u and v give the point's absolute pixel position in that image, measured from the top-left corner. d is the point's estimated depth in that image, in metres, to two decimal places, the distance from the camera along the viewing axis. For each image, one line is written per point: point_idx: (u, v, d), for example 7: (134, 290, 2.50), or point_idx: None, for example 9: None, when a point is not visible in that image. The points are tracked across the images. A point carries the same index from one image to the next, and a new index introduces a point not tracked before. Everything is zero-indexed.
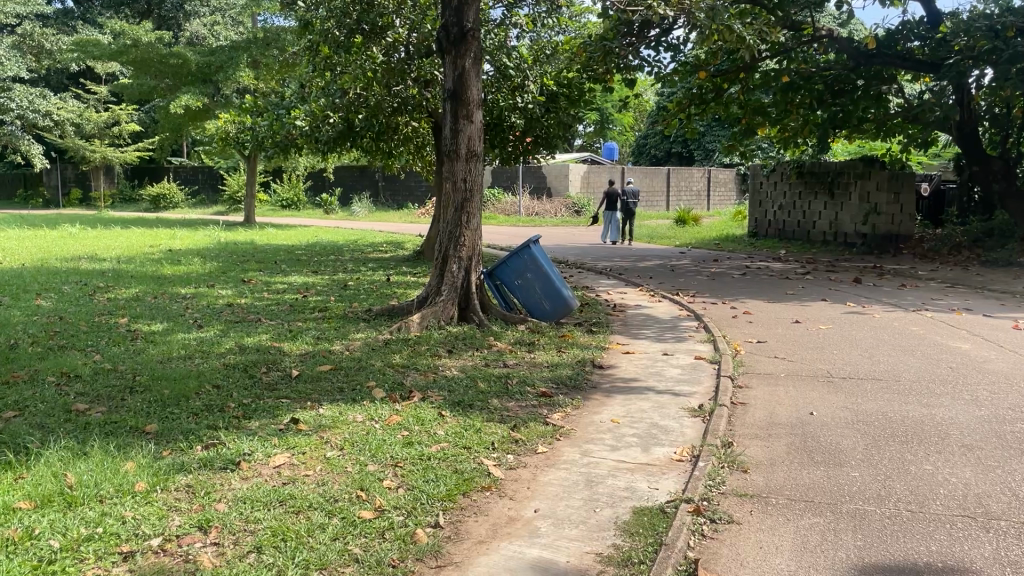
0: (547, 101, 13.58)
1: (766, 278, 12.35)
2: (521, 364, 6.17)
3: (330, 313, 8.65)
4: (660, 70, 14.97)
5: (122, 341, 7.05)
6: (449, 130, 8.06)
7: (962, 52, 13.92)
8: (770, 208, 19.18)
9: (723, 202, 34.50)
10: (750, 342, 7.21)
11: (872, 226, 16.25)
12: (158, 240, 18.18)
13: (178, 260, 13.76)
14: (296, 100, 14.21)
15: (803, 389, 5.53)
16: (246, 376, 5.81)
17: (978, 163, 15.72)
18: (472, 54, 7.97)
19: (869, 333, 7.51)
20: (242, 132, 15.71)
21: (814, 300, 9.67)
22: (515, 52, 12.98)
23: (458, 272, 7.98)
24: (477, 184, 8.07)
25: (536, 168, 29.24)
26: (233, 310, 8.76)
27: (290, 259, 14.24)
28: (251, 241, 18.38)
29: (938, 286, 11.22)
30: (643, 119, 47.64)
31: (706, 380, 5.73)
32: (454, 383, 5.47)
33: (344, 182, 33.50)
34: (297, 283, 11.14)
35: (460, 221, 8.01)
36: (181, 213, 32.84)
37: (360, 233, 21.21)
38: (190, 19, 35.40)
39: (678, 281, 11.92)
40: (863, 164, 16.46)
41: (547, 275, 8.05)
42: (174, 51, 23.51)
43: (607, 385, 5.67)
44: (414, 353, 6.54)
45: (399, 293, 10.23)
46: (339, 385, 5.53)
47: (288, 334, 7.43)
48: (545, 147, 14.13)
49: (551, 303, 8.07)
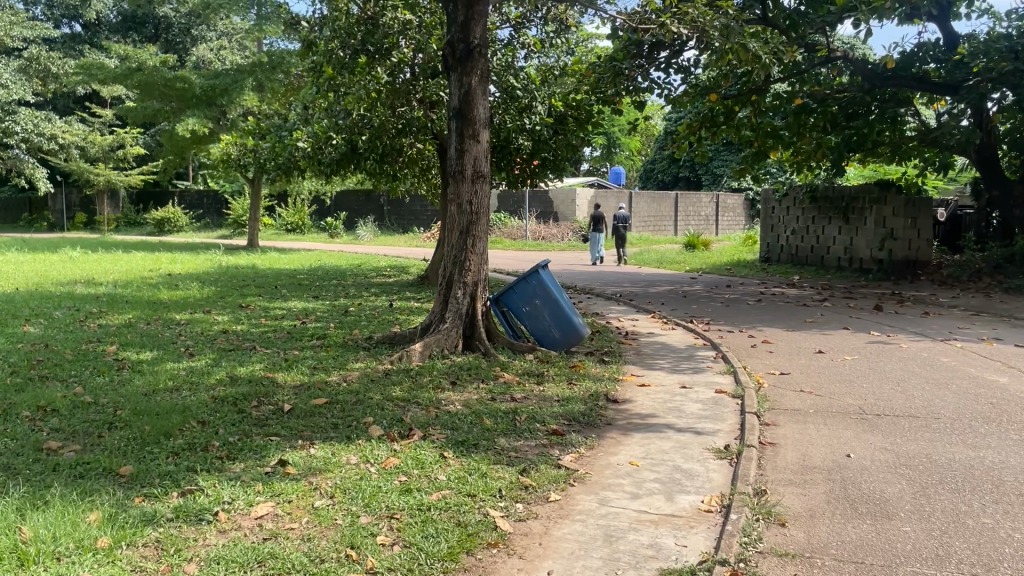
0: (555, 123, 13.12)
1: (783, 305, 11.91)
2: (529, 398, 5.75)
3: (329, 340, 8.26)
4: (670, 92, 14.67)
5: (106, 371, 6.66)
6: (454, 150, 7.70)
7: (982, 74, 13.57)
8: (782, 233, 18.81)
9: (730, 228, 34.17)
10: (773, 374, 6.81)
11: (888, 251, 15.85)
12: (158, 264, 17.83)
13: (176, 285, 13.40)
14: (299, 122, 13.95)
15: (836, 428, 5.13)
16: (235, 411, 5.42)
17: (997, 188, 15.40)
18: (479, 71, 7.63)
19: (898, 365, 7.09)
20: (245, 155, 15.44)
21: (835, 329, 9.26)
22: (523, 73, 12.66)
23: (463, 297, 7.60)
24: (483, 206, 7.70)
25: (542, 192, 28.96)
26: (227, 338, 8.39)
27: (291, 284, 13.89)
28: (253, 265, 18.04)
29: (962, 314, 10.80)
30: (650, 144, 47.53)
31: (729, 417, 5.31)
32: (458, 419, 5.07)
33: (349, 207, 33.30)
34: (297, 309, 10.74)
35: (466, 245, 7.64)
36: (185, 237, 32.63)
37: (365, 257, 20.92)
38: (196, 44, 35.41)
39: (691, 308, 11.52)
40: (878, 188, 16.10)
41: (557, 302, 7.63)
42: (179, 75, 23.36)
43: (622, 421, 5.26)
44: (416, 385, 6.15)
45: (402, 319, 9.84)
46: (333, 421, 5.13)
47: (283, 363, 7.04)
48: (552, 169, 13.76)
49: (560, 331, 7.67)
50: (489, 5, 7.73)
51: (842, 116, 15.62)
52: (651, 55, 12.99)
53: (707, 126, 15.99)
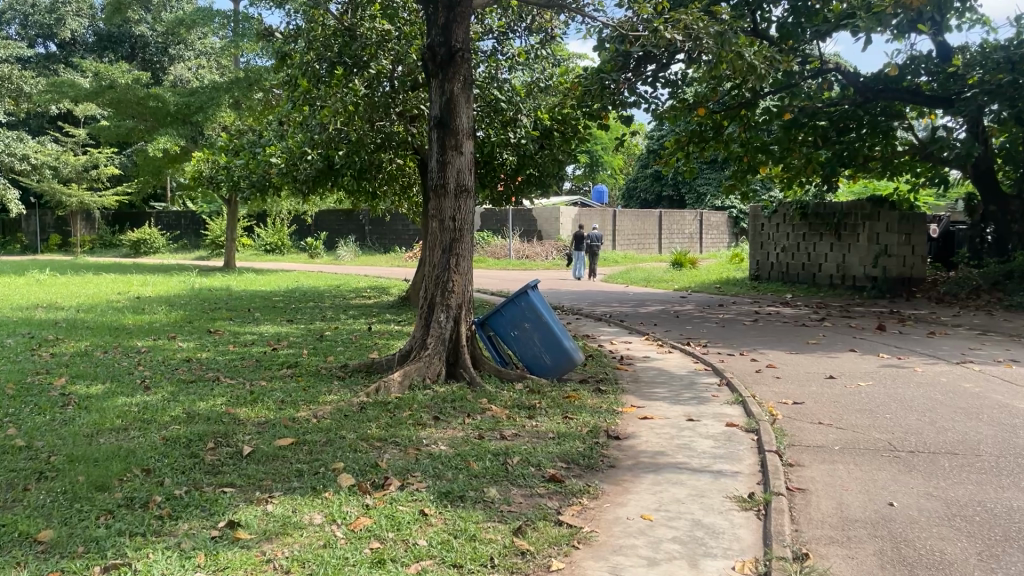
0: (541, 137, 12.44)
1: (782, 326, 11.35)
2: (522, 436, 5.14)
3: (301, 369, 7.59)
4: (657, 107, 14.23)
5: (48, 408, 5.96)
6: (435, 162, 7.11)
7: (977, 85, 13.19)
8: (773, 250, 18.32)
9: (716, 246, 33.77)
10: (785, 403, 6.22)
11: (883, 268, 15.41)
12: (128, 287, 17.08)
13: (142, 309, 12.66)
14: (274, 137, 13.36)
15: (869, 469, 4.55)
16: (187, 456, 4.75)
17: (995, 204, 15.01)
18: (461, 77, 7.07)
19: (919, 393, 6.54)
20: (217, 172, 14.79)
21: (842, 351, 8.71)
22: (506, 85, 12.17)
23: (446, 321, 7.00)
24: (467, 223, 7.14)
25: (525, 211, 28.45)
26: (189, 367, 7.70)
27: (265, 307, 13.21)
28: (227, 287, 17.33)
29: (968, 334, 10.32)
30: (633, 162, 47.36)
31: (746, 457, 4.72)
32: (442, 464, 4.44)
33: (329, 227, 32.69)
34: (268, 334, 10.05)
35: (449, 265, 7.06)
36: (160, 259, 31.81)
37: (344, 277, 20.27)
38: (173, 62, 34.83)
39: (685, 330, 10.94)
40: (872, 204, 15.66)
41: (548, 325, 7.00)
42: (152, 93, 22.72)
43: (628, 462, 4.65)
44: (393, 422, 5.50)
45: (381, 344, 9.21)
46: (298, 467, 4.48)
47: (247, 397, 6.38)
48: (538, 186, 13.19)
49: (552, 358, 7.06)
50: (470, 8, 7.18)
51: (834, 130, 15.14)
52: (639, 68, 12.56)
53: (696, 141, 15.51)
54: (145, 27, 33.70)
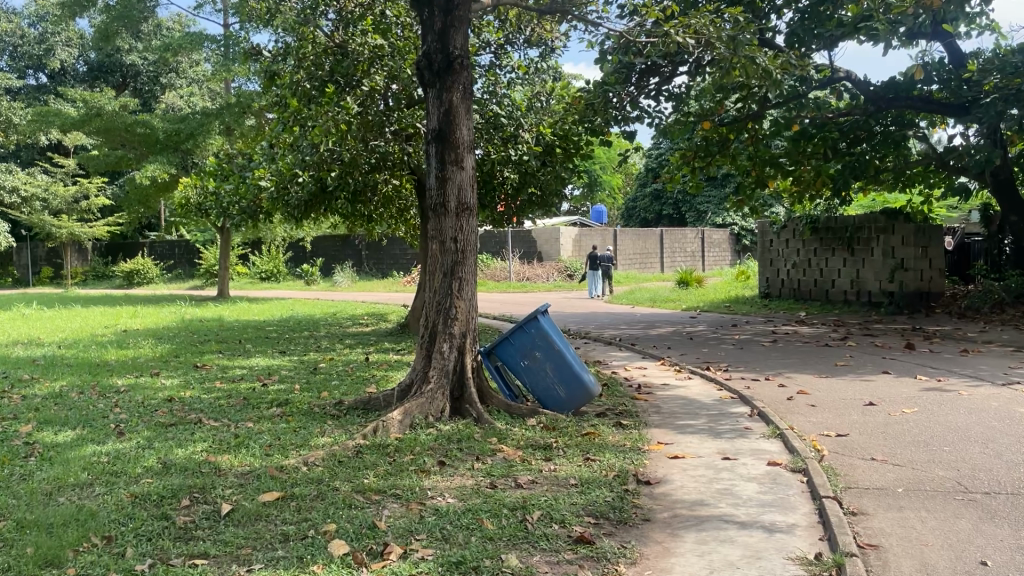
0: (543, 153, 11.89)
1: (802, 346, 10.74)
2: (540, 484, 4.53)
3: (291, 407, 6.96)
4: (662, 121, 13.70)
5: (6, 461, 5.32)
6: (433, 179, 6.54)
7: (995, 92, 12.52)
8: (783, 267, 17.73)
9: (719, 263, 33.22)
10: (828, 435, 5.60)
11: (901, 283, 14.84)
12: (115, 320, 16.43)
13: (126, 344, 12.05)
14: (263, 161, 12.83)
15: (944, 515, 3.96)
16: (156, 517, 4.13)
17: (1015, 212, 14.43)
18: (460, 85, 6.51)
19: (973, 420, 5.92)
20: (206, 198, 14.23)
21: (875, 374, 8.10)
22: (506, 98, 11.64)
23: (449, 352, 6.41)
24: (470, 244, 6.56)
25: (525, 233, 27.89)
26: (170, 408, 7.07)
27: (258, 338, 12.59)
28: (220, 317, 16.71)
29: (1003, 351, 9.71)
30: (631, 182, 47.01)
31: (800, 505, 4.10)
32: (450, 523, 3.82)
33: (325, 253, 32.15)
34: (259, 368, 9.42)
35: (451, 290, 6.49)
36: (153, 289, 31.22)
37: (340, 305, 19.66)
38: (165, 91, 34.50)
39: (702, 353, 10.33)
40: (886, 217, 15.09)
41: (562, 355, 6.38)
42: (140, 119, 22.26)
43: (665, 515, 4.03)
44: (393, 469, 4.88)
45: (379, 376, 8.59)
46: (284, 529, 3.87)
47: (231, 443, 5.75)
48: (540, 206, 12.59)
49: (567, 390, 6.43)
50: (468, 12, 6.63)
51: (843, 141, 14.59)
52: (641, 82, 12.09)
53: (701, 155, 14.76)
54: (137, 57, 33.42)
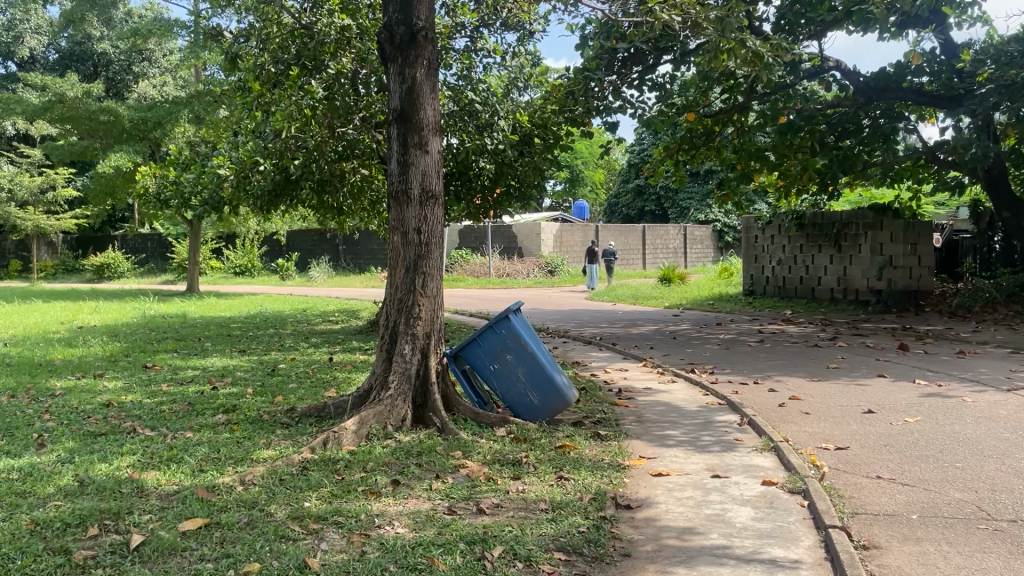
0: (520, 143, 11.24)
1: (790, 347, 10.22)
2: (506, 509, 3.97)
3: (240, 414, 6.35)
4: (645, 113, 13.14)
5: None
6: (395, 164, 5.94)
7: (990, 82, 11.95)
8: (768, 264, 17.22)
9: (701, 260, 32.80)
10: (827, 449, 5.07)
11: (888, 281, 14.40)
12: (74, 316, 15.68)
13: (75, 341, 11.34)
14: (226, 149, 12.16)
15: (970, 548, 3.43)
16: (52, 552, 3.52)
17: (1008, 209, 13.75)
18: (425, 61, 5.90)
19: (983, 431, 5.41)
20: (166, 189, 13.51)
21: (870, 377, 7.59)
22: (482, 84, 11.07)
23: (411, 354, 5.83)
24: (435, 236, 5.98)
25: (505, 227, 27.31)
26: (105, 415, 6.42)
27: (218, 336, 11.92)
28: (184, 313, 15.99)
29: (1001, 353, 9.22)
30: (612, 179, 46.56)
31: (804, 536, 3.56)
32: (395, 562, 3.26)
33: (301, 247, 31.43)
34: (213, 369, 8.78)
35: (414, 285, 5.91)
36: (123, 284, 30.36)
37: (311, 300, 18.99)
38: (138, 80, 33.55)
39: (686, 353, 9.81)
40: (874, 213, 14.61)
41: (534, 358, 5.79)
42: (105, 107, 21.47)
43: (649, 548, 3.48)
44: (339, 491, 4.29)
45: (342, 379, 7.98)
46: (198, 569, 3.28)
47: (163, 457, 5.13)
48: (518, 199, 11.92)
49: (540, 396, 5.86)
50: None
51: (831, 135, 13.95)
52: (623, 70, 11.47)
53: (685, 147, 14.20)
54: (108, 45, 32.45)
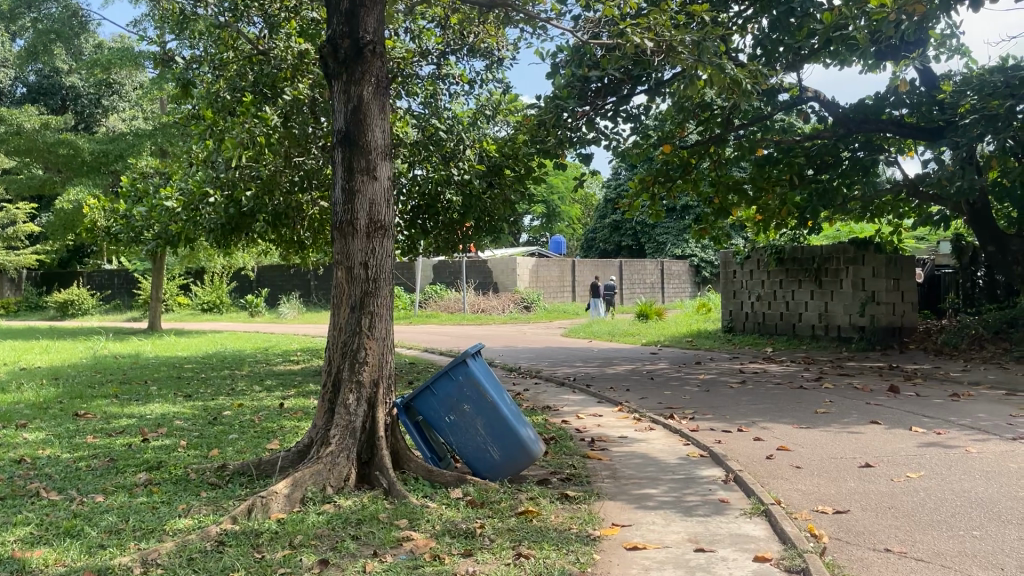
0: (488, 175, 10.41)
1: (774, 388, 9.64)
2: None
3: (166, 473, 5.62)
4: (621, 145, 12.65)
5: None
6: (339, 191, 5.33)
7: (972, 114, 11.58)
8: (746, 300, 16.74)
9: (678, 296, 32.44)
10: (824, 512, 4.46)
11: (872, 317, 13.92)
12: (20, 356, 14.80)
13: (9, 385, 10.51)
14: (178, 180, 11.51)
15: None
16: None
17: (994, 244, 13.37)
18: (373, 78, 5.34)
19: (994, 488, 4.83)
20: (116, 222, 12.80)
21: (863, 424, 7.02)
22: (448, 112, 10.56)
23: (356, 406, 5.18)
24: (384, 271, 5.36)
25: (480, 262, 26.81)
26: (11, 475, 5.67)
27: (167, 378, 11.13)
28: (139, 353, 15.17)
29: (997, 395, 8.70)
30: (589, 214, 46.36)
31: None
32: None
33: (272, 283, 30.67)
34: (152, 417, 8.02)
35: (360, 327, 5.28)
36: (85, 321, 29.38)
37: (275, 338, 18.20)
38: (107, 114, 32.96)
39: (664, 396, 9.20)
40: (855, 247, 14.20)
41: (493, 405, 5.13)
42: (63, 139, 20.83)
43: None
44: None
45: (290, 428, 7.27)
46: None
47: (60, 530, 4.40)
48: (489, 235, 11.07)
49: (501, 450, 5.18)
50: None
51: (810, 168, 13.38)
52: (596, 100, 11.06)
53: (662, 180, 13.71)
54: (76, 78, 31.79)
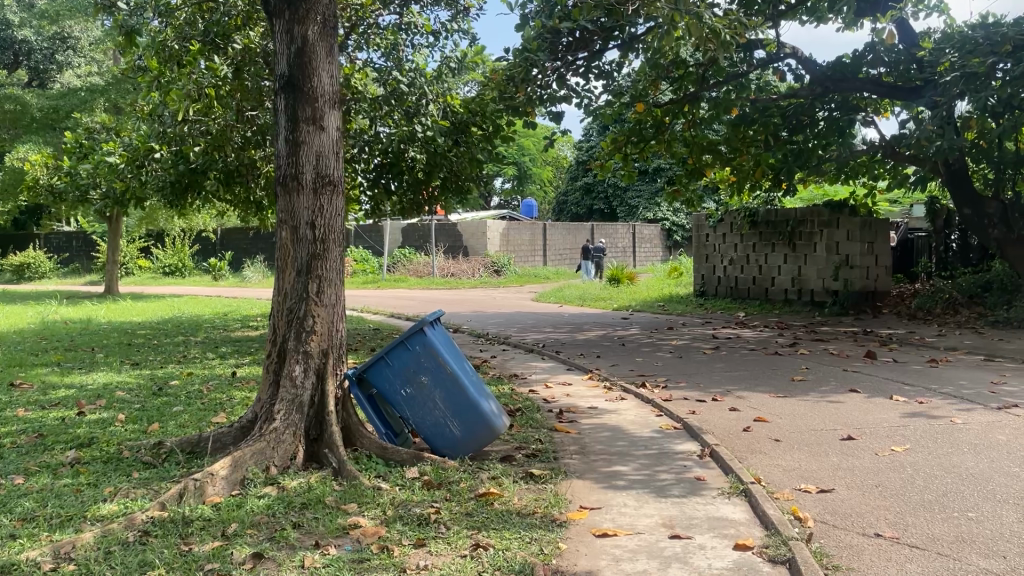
0: (455, 130, 10.06)
1: (748, 354, 9.35)
2: None
3: (98, 450, 5.15)
4: (592, 103, 12.08)
5: None
6: (283, 143, 4.85)
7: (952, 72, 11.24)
8: (719, 263, 16.46)
9: (650, 259, 32.22)
10: (809, 492, 4.14)
11: (845, 281, 13.72)
12: None
13: None
14: (125, 136, 10.84)
15: None
16: None
17: (969, 206, 12.85)
18: (318, 16, 4.84)
19: (985, 463, 4.54)
20: (60, 180, 12.09)
21: (842, 393, 6.73)
22: (411, 64, 10.01)
23: (302, 378, 4.76)
24: (333, 231, 4.91)
25: (449, 225, 26.28)
26: None
27: (116, 345, 10.58)
28: (91, 318, 14.55)
29: (975, 361, 8.49)
30: (561, 177, 45.84)
31: None
32: None
33: (236, 246, 29.89)
34: (92, 387, 7.51)
35: (306, 292, 4.84)
36: (41, 285, 28.44)
37: (236, 303, 17.61)
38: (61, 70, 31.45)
39: (636, 363, 8.87)
40: (830, 211, 13.99)
41: (452, 376, 4.74)
42: (9, 94, 19.88)
43: None
44: None
45: (239, 399, 6.82)
46: None
47: None
48: (455, 194, 10.67)
49: (462, 426, 4.80)
50: None
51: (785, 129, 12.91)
52: (567, 56, 10.30)
53: (634, 140, 13.27)
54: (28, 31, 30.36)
